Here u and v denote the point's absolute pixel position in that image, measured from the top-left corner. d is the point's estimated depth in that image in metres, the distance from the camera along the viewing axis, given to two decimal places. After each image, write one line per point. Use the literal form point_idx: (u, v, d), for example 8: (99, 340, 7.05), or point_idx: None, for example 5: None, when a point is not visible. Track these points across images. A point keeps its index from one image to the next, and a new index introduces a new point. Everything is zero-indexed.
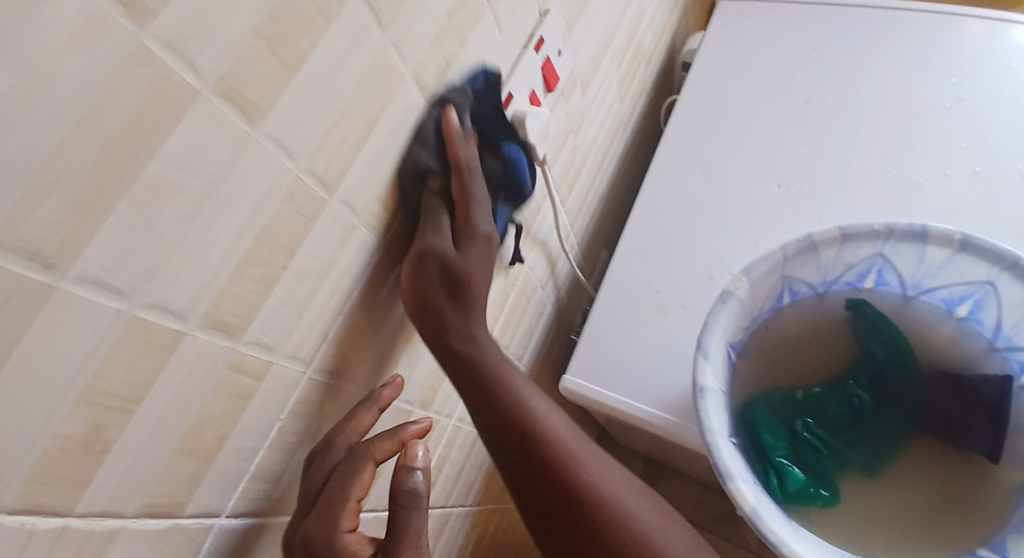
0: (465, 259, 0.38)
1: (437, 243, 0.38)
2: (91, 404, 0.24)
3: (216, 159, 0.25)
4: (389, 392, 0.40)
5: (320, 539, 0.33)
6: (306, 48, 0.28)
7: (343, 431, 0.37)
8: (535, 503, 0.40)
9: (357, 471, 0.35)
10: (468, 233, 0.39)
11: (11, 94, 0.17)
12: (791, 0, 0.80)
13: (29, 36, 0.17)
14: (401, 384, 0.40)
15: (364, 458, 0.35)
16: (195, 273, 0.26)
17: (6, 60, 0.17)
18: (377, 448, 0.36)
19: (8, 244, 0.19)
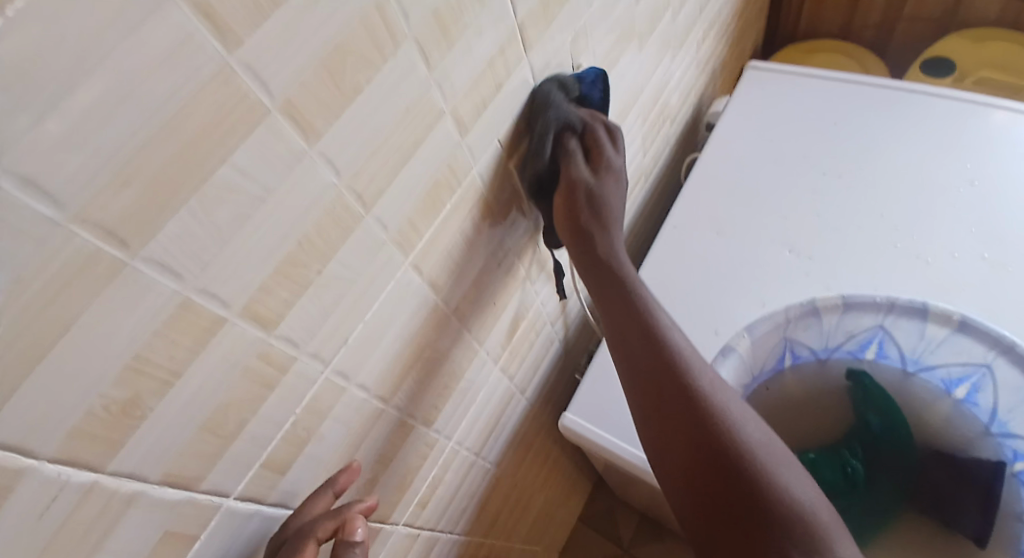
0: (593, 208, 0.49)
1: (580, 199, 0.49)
2: (137, 372, 0.26)
3: (274, 169, 0.29)
4: (345, 477, 0.41)
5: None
6: (361, 81, 0.32)
7: (296, 512, 0.39)
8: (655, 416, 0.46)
9: (300, 551, 0.37)
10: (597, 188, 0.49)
11: (120, 96, 0.21)
12: (816, 75, 0.84)
13: (131, 47, 0.21)
14: (356, 467, 0.42)
15: (308, 537, 0.38)
16: (242, 267, 0.29)
17: (116, 68, 0.21)
18: (321, 527, 0.38)
19: (93, 220, 0.22)
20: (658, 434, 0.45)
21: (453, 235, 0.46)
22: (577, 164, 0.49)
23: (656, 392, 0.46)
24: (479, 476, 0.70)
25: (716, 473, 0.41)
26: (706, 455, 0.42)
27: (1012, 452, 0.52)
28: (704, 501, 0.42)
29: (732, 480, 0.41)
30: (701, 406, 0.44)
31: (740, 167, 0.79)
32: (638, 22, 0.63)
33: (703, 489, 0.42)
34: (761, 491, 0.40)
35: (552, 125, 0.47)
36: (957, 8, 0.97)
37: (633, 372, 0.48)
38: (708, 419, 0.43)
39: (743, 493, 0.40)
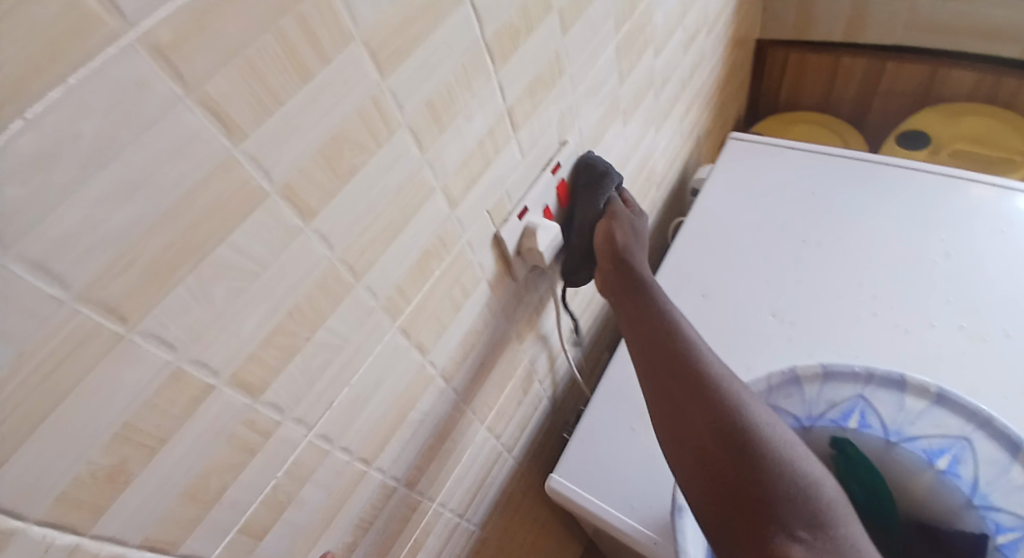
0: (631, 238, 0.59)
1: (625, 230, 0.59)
2: (124, 440, 0.27)
3: (270, 247, 0.31)
4: None
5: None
6: (356, 164, 0.34)
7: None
8: (666, 388, 0.48)
9: None
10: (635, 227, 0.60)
11: (129, 187, 0.23)
12: (795, 148, 0.89)
13: (145, 143, 0.23)
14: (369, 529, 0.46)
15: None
16: (234, 337, 0.31)
17: (125, 164, 0.23)
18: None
19: (94, 298, 0.24)
20: (669, 421, 0.47)
21: (441, 300, 0.48)
22: (618, 206, 0.60)
23: (670, 383, 0.48)
24: (462, 540, 0.69)
25: (722, 453, 0.42)
26: (711, 438, 0.43)
27: (994, 525, 0.50)
28: (711, 485, 0.42)
29: (739, 457, 0.41)
30: (711, 391, 0.46)
31: (724, 233, 0.82)
32: (622, 99, 0.67)
33: (711, 471, 0.42)
34: (766, 471, 0.40)
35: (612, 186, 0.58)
36: (931, 83, 1.04)
37: (649, 366, 0.50)
38: (718, 404, 0.45)
39: (750, 472, 0.40)
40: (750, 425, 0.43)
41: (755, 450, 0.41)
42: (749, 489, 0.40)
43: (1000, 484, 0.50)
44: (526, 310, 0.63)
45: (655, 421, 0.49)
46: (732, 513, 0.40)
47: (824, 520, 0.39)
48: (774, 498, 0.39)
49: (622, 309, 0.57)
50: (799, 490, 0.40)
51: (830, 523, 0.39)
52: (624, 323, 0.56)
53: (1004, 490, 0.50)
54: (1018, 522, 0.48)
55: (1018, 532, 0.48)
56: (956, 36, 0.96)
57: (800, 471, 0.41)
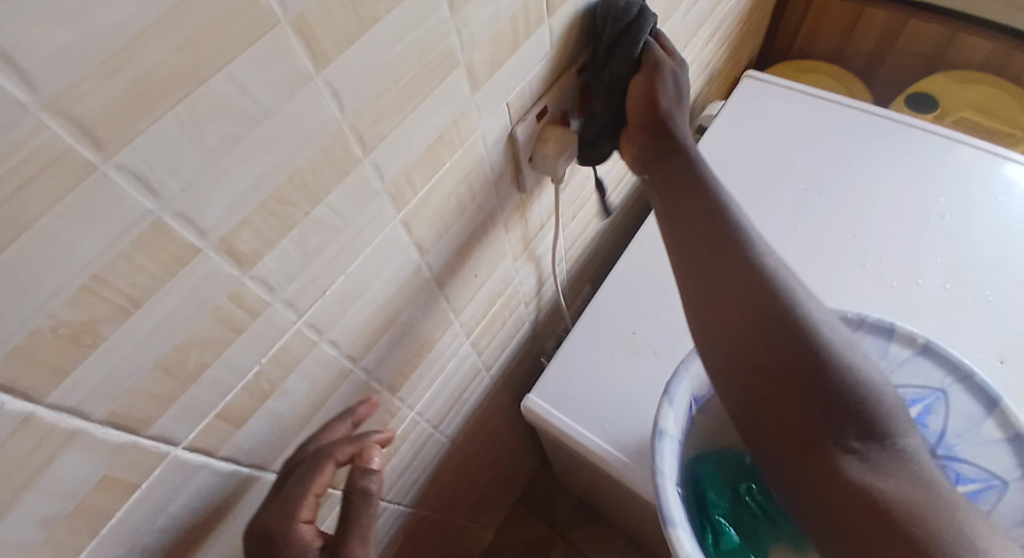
0: (672, 99, 0.50)
1: (665, 82, 0.49)
2: (93, 295, 0.23)
3: (275, 91, 0.26)
4: (364, 409, 0.43)
5: (278, 529, 0.37)
6: (381, 10, 0.29)
7: (314, 436, 0.41)
8: (713, 277, 0.45)
9: (319, 468, 0.38)
10: (677, 69, 0.50)
11: None
12: (809, 92, 0.85)
13: None
14: (376, 402, 0.44)
15: (327, 457, 0.39)
16: (226, 194, 0.26)
17: None
18: (341, 449, 0.39)
19: (66, 112, 0.19)
20: (721, 328, 0.43)
21: (447, 196, 0.44)
22: (655, 50, 0.50)
23: (729, 285, 0.44)
24: (433, 450, 0.69)
25: (781, 365, 0.40)
26: (770, 347, 0.40)
27: (955, 474, 0.54)
28: (765, 394, 0.40)
29: (803, 368, 0.39)
30: (773, 296, 0.42)
31: (726, 174, 0.80)
32: (654, 8, 0.61)
33: (765, 380, 0.40)
34: (830, 379, 0.38)
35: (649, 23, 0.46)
36: (946, 47, 1.00)
37: (692, 262, 0.47)
38: (781, 310, 0.41)
39: (814, 381, 0.39)
40: (812, 329, 0.40)
41: (822, 359, 0.39)
42: (809, 397, 0.38)
43: (968, 436, 0.54)
44: (524, 224, 0.60)
45: (694, 313, 0.46)
46: (788, 422, 0.39)
47: (882, 430, 0.38)
48: (837, 407, 0.38)
49: (659, 192, 0.51)
50: (861, 397, 0.38)
51: (889, 432, 0.38)
52: (659, 203, 0.51)
53: (971, 442, 0.54)
54: (980, 473, 0.53)
55: (979, 483, 0.53)
56: None
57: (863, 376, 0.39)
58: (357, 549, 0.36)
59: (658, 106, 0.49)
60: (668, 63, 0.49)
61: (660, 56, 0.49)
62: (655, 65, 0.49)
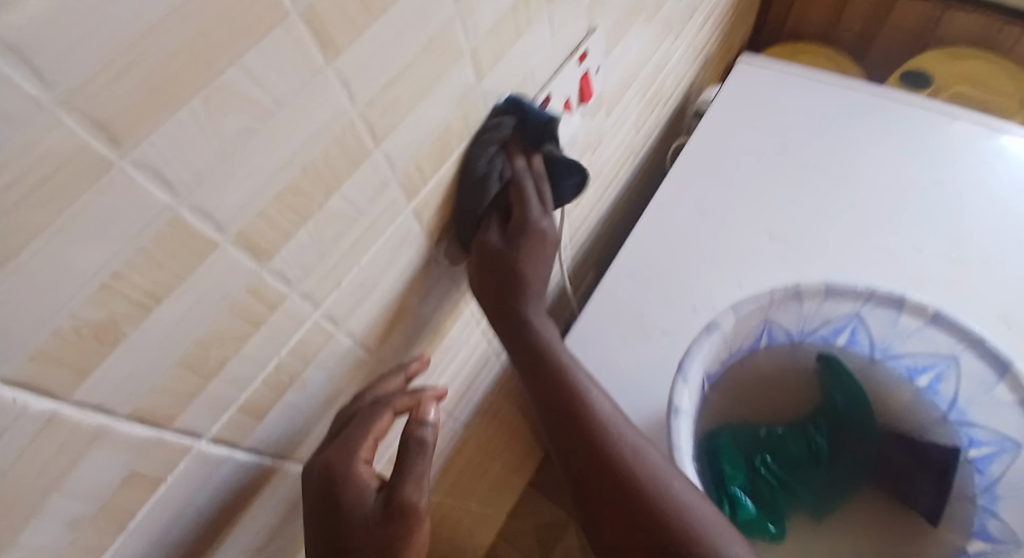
0: (513, 251, 0.44)
1: (488, 237, 0.44)
2: (116, 292, 0.23)
3: (286, 81, 0.26)
4: (418, 366, 0.45)
5: (341, 466, 0.38)
6: (388, 1, 0.29)
7: (373, 386, 0.42)
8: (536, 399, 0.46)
9: (378, 414, 0.39)
10: (522, 231, 0.44)
11: None
12: (806, 70, 0.85)
13: None
14: (428, 361, 0.45)
15: (386, 406, 0.40)
16: (242, 188, 0.26)
17: None
18: (398, 400, 0.41)
19: (81, 107, 0.19)
20: (530, 382, 0.46)
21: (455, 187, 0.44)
22: (490, 233, 0.44)
23: (516, 345, 0.46)
24: (446, 441, 0.70)
25: (577, 444, 0.43)
26: (563, 420, 0.43)
27: (967, 438, 0.55)
28: (571, 465, 0.43)
29: (598, 453, 0.42)
30: (558, 368, 0.45)
31: (727, 153, 0.79)
32: None
33: (568, 450, 0.43)
34: (614, 466, 0.41)
35: (489, 184, 0.42)
36: (936, 24, 0.99)
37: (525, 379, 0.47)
38: (558, 380, 0.44)
39: (595, 464, 0.42)
40: (581, 405, 0.43)
41: (597, 441, 0.42)
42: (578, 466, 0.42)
43: (979, 400, 0.55)
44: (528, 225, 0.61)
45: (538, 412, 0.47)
46: (590, 495, 0.42)
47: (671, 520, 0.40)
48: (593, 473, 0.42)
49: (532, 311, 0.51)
50: (646, 488, 0.41)
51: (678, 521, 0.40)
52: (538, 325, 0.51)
53: (982, 406, 0.54)
54: (993, 436, 0.54)
55: (992, 446, 0.54)
56: None
57: (650, 470, 0.42)
58: (412, 491, 0.36)
59: (483, 282, 0.46)
60: (489, 251, 0.44)
61: (520, 171, 0.44)
62: (481, 250, 0.45)
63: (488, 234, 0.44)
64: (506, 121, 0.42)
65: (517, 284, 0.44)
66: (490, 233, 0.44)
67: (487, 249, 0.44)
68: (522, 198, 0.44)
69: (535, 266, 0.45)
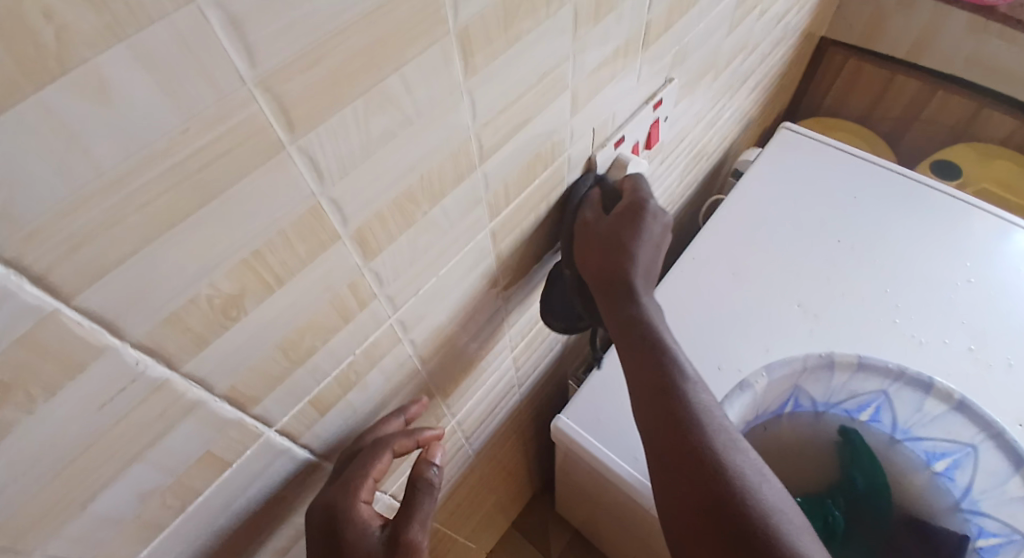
0: (612, 222, 0.47)
1: (587, 215, 0.48)
2: (250, 270, 0.24)
3: (430, 93, 0.27)
4: (417, 408, 0.44)
5: (341, 506, 0.37)
6: (523, 32, 0.30)
7: (372, 427, 0.41)
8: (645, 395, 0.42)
9: (377, 456, 0.38)
10: (626, 208, 0.47)
11: None
12: (844, 149, 0.88)
13: None
14: (427, 402, 0.44)
15: (385, 447, 0.39)
16: (371, 187, 0.27)
17: None
18: (398, 441, 0.40)
19: (272, 91, 0.20)
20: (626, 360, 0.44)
21: (527, 213, 0.45)
22: (586, 214, 0.48)
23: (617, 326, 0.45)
24: (459, 464, 0.69)
25: (659, 428, 0.41)
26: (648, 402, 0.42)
27: (976, 528, 0.55)
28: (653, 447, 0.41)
29: (681, 440, 0.39)
30: (654, 352, 0.43)
31: (764, 218, 0.82)
32: (720, 55, 0.64)
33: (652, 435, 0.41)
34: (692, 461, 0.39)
35: (579, 191, 0.49)
36: (971, 120, 1.04)
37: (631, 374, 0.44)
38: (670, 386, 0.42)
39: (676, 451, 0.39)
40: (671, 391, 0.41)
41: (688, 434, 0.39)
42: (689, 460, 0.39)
43: (993, 493, 0.55)
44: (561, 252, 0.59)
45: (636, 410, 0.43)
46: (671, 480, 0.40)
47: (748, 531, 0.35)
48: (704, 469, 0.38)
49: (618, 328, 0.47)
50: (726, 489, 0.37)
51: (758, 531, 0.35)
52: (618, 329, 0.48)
53: (996, 499, 0.55)
54: (1004, 529, 0.54)
55: (1000, 537, 0.54)
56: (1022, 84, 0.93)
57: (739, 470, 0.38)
58: (418, 532, 0.38)
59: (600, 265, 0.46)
60: (588, 224, 0.48)
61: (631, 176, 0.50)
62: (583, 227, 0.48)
63: (587, 214, 0.48)
64: (587, 178, 0.49)
65: (622, 247, 0.46)
66: (588, 212, 0.48)
67: (588, 225, 0.48)
68: (637, 184, 0.49)
69: (644, 245, 0.46)
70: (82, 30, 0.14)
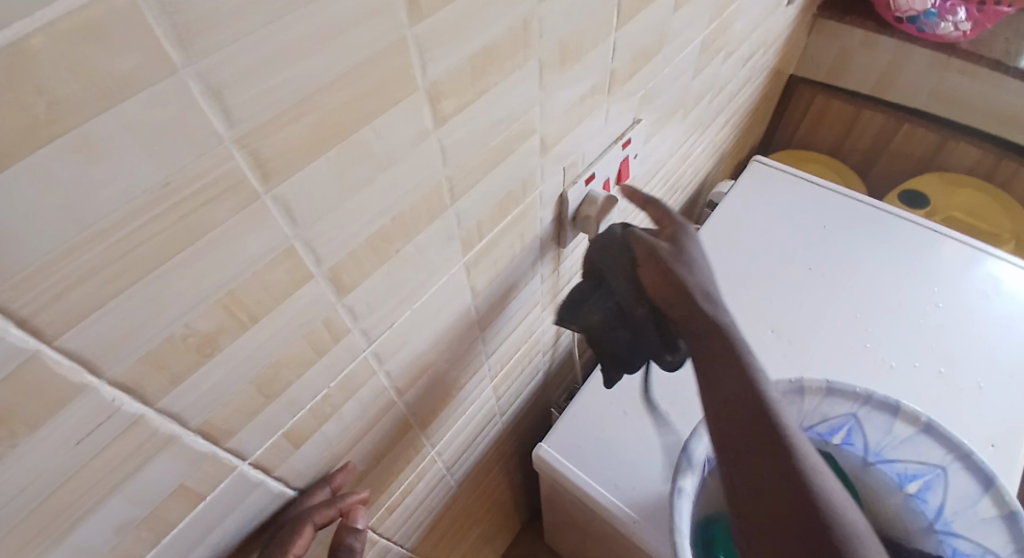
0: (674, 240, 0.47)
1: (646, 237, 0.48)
2: (225, 309, 0.25)
3: (400, 143, 0.29)
4: (341, 476, 0.41)
5: None
6: (490, 84, 0.33)
7: (294, 500, 0.39)
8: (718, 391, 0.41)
9: (296, 532, 0.36)
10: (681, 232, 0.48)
11: (311, 37, 0.21)
12: (812, 180, 0.92)
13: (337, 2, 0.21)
14: (351, 465, 0.42)
15: (304, 521, 0.37)
16: (344, 230, 0.29)
17: (319, 14, 0.21)
18: (318, 513, 0.38)
19: (249, 147, 0.22)
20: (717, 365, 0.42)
21: (501, 247, 0.47)
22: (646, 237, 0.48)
23: (686, 318, 0.45)
24: (441, 494, 0.69)
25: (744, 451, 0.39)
26: (733, 422, 0.40)
27: (951, 550, 0.55)
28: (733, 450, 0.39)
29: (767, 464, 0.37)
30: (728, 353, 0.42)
31: (739, 247, 0.85)
32: (688, 96, 0.68)
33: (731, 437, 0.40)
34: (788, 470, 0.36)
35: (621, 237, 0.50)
36: (937, 153, 1.09)
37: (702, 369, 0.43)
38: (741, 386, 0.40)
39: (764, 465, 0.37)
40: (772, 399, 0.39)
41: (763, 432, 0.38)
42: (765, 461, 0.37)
43: (964, 513, 0.55)
44: (542, 285, 0.60)
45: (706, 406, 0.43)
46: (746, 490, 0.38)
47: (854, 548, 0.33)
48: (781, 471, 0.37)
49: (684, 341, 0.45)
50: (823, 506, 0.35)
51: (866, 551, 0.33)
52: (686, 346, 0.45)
53: (968, 519, 0.55)
54: (977, 550, 0.53)
55: None
56: (984, 117, 0.98)
57: (820, 475, 0.37)
58: None
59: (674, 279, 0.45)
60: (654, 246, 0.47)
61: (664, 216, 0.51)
62: (648, 250, 0.47)
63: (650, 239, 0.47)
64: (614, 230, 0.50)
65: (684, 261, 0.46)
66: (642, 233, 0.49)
67: (656, 251, 0.47)
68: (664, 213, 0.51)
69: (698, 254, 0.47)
70: (68, 101, 0.16)
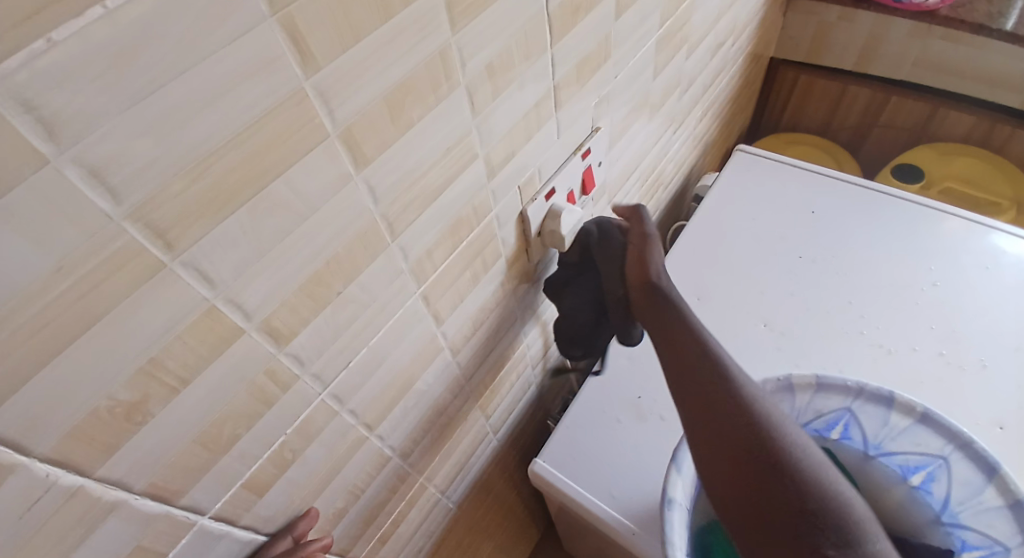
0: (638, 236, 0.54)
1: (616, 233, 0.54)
2: (149, 375, 0.25)
3: (318, 191, 0.29)
4: (303, 523, 0.41)
5: None
6: (413, 119, 0.33)
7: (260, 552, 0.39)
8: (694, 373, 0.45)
9: None
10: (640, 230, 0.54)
11: (189, 106, 0.21)
12: (797, 164, 0.90)
13: (211, 69, 0.21)
14: (314, 511, 0.42)
15: None
16: (270, 281, 0.29)
17: (193, 82, 0.21)
18: None
19: (143, 219, 0.22)
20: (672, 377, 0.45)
21: (461, 271, 0.46)
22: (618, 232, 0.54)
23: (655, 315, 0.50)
24: (440, 516, 0.69)
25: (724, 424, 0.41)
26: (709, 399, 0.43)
27: (960, 542, 0.54)
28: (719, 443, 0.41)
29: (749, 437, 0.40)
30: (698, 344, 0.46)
31: (725, 241, 0.83)
32: (651, 96, 0.67)
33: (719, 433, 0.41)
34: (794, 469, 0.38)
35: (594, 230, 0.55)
36: (929, 120, 1.06)
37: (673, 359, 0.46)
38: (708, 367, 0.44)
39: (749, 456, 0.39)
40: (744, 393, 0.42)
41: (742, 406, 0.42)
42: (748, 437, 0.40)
43: (969, 503, 0.53)
44: (518, 300, 0.60)
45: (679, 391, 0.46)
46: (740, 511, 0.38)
47: (859, 525, 0.36)
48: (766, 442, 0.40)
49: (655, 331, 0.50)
50: (832, 496, 0.37)
51: (866, 525, 0.36)
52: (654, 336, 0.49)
53: (973, 510, 0.53)
54: (984, 541, 0.52)
55: (982, 550, 0.52)
56: (974, 82, 0.95)
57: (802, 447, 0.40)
58: None
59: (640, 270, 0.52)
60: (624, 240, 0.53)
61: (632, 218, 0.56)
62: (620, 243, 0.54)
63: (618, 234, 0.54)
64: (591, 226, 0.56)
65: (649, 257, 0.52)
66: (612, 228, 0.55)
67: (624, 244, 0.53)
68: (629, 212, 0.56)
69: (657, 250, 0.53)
70: None
